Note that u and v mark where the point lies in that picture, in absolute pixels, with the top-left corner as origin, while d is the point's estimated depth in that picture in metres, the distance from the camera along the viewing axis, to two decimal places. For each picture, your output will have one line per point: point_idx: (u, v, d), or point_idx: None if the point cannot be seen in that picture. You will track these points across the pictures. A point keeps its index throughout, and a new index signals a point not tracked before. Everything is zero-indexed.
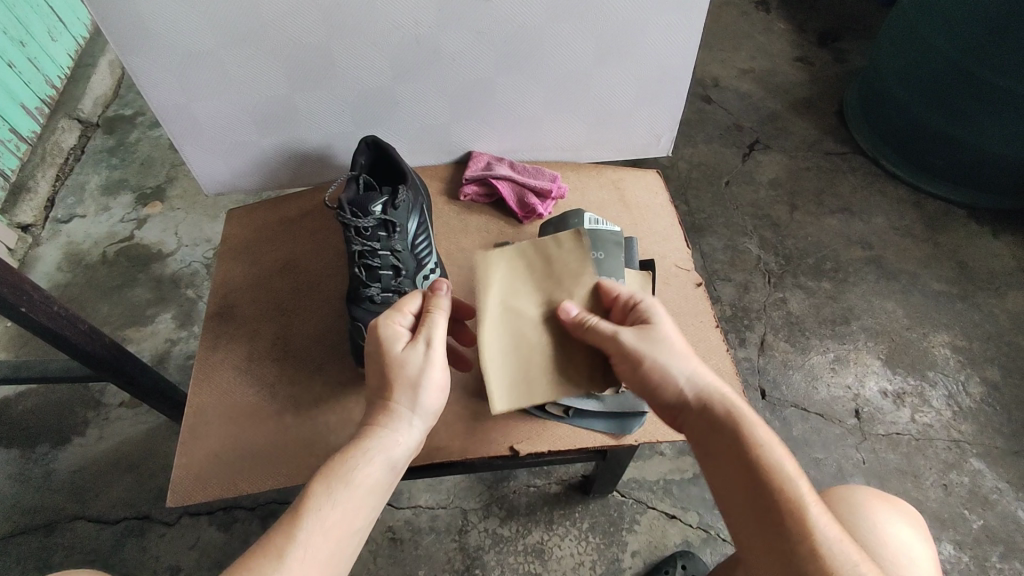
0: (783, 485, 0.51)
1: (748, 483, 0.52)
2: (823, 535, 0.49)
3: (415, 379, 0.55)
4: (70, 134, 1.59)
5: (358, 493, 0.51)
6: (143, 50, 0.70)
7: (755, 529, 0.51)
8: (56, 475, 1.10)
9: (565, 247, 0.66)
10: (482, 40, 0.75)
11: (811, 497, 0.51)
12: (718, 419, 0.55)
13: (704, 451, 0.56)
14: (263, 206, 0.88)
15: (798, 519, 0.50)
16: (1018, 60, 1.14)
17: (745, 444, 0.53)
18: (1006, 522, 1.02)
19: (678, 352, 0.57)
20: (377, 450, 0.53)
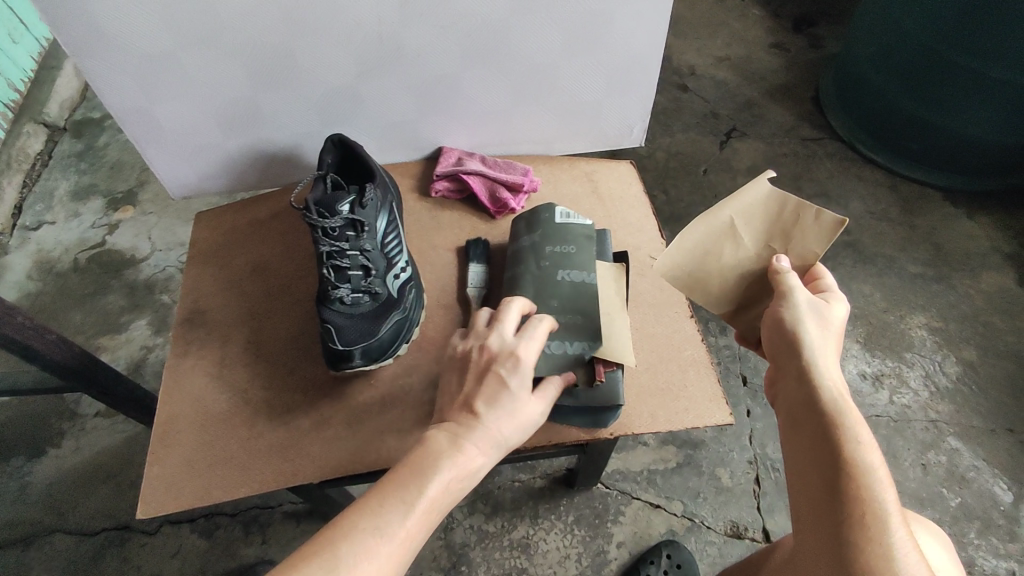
0: (872, 495, 0.47)
1: (833, 481, 0.48)
2: (903, 560, 0.45)
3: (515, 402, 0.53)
4: (36, 139, 1.56)
5: (439, 506, 0.48)
6: (98, 54, 0.68)
7: (823, 531, 0.48)
8: (32, 488, 1.08)
9: (820, 224, 0.58)
10: (447, 35, 0.74)
11: (897, 516, 0.47)
12: (821, 409, 0.51)
13: (793, 436, 0.52)
14: (232, 209, 0.86)
15: (876, 534, 0.46)
16: (986, 43, 1.15)
17: (841, 442, 0.49)
18: (983, 499, 1.04)
19: (803, 339, 0.53)
20: (464, 466, 0.49)
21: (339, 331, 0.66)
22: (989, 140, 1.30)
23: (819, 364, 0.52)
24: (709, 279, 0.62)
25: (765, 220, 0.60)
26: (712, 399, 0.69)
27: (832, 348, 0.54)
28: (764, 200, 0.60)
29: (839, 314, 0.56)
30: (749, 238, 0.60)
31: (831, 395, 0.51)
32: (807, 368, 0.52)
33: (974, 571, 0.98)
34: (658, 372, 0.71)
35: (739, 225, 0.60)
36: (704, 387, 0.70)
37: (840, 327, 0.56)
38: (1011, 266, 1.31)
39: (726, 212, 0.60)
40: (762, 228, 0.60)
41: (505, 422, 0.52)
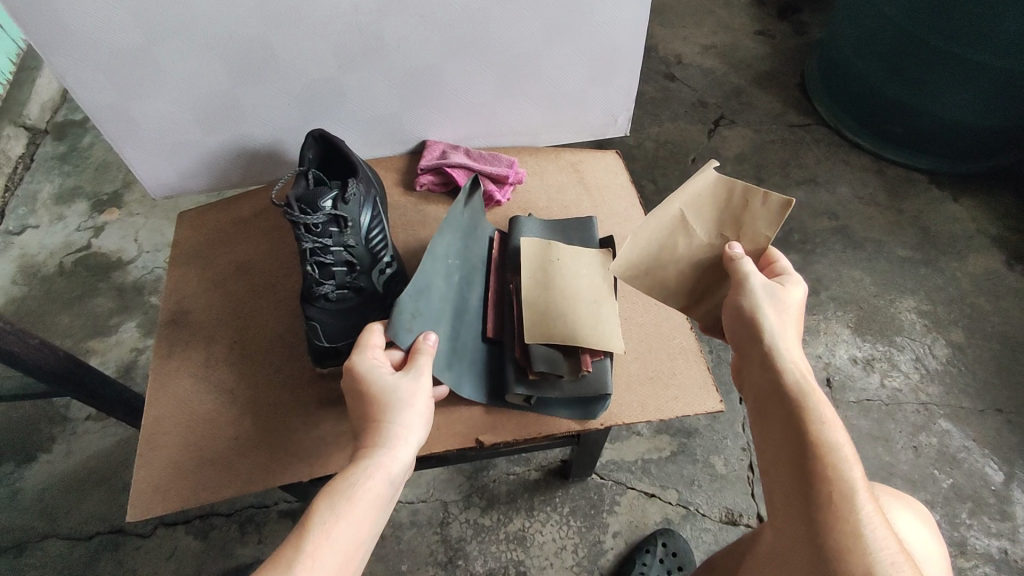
0: (838, 475, 0.47)
1: (801, 465, 0.48)
2: (871, 536, 0.46)
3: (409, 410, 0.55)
4: (17, 142, 1.54)
5: (363, 518, 0.49)
6: (70, 52, 0.67)
7: (795, 515, 0.49)
8: (23, 494, 1.07)
9: (768, 210, 0.58)
10: (426, 26, 0.73)
11: (864, 492, 0.47)
12: (786, 393, 0.51)
13: (762, 423, 0.53)
14: (215, 208, 0.86)
15: (845, 514, 0.46)
16: (968, 25, 1.15)
17: (806, 426, 0.49)
18: (974, 479, 1.05)
19: (764, 325, 0.53)
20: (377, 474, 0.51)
21: (323, 328, 0.66)
22: (974, 123, 1.30)
23: (780, 349, 0.52)
24: (665, 270, 0.62)
25: (715, 208, 0.60)
26: (701, 386, 0.69)
27: (791, 331, 0.54)
28: (710, 189, 0.60)
29: (795, 297, 0.56)
30: (702, 228, 0.60)
31: (794, 379, 0.51)
32: (770, 355, 0.52)
33: (966, 551, 0.99)
34: (646, 361, 0.71)
35: (689, 217, 0.60)
36: (693, 374, 0.70)
37: (798, 310, 0.56)
38: (998, 248, 1.32)
39: (675, 205, 0.60)
40: (713, 217, 0.60)
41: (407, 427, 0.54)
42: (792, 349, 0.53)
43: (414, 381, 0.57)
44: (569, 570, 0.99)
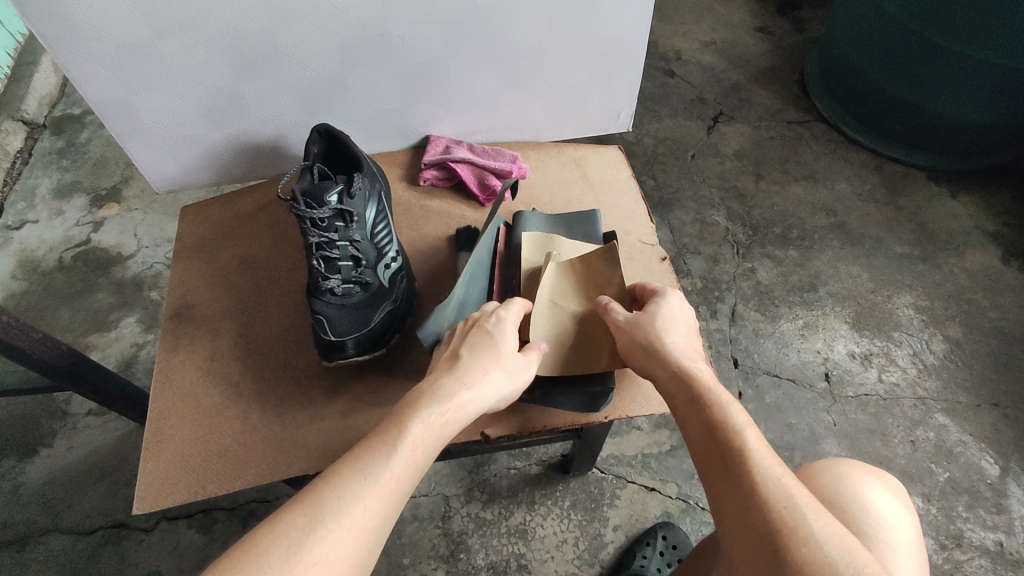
0: (743, 439, 0.51)
1: (714, 442, 0.52)
2: (786, 488, 0.48)
3: (493, 356, 0.58)
4: (16, 136, 1.54)
5: (425, 446, 0.51)
6: (75, 45, 0.67)
7: (721, 491, 0.50)
8: (25, 488, 1.07)
9: (603, 258, 0.70)
10: (431, 22, 0.73)
11: (766, 452, 0.51)
12: (686, 384, 0.57)
13: (681, 422, 0.56)
14: (218, 202, 0.86)
15: (755, 471, 0.49)
16: (969, 23, 1.15)
17: (711, 407, 0.54)
18: (970, 472, 1.06)
19: (656, 337, 0.60)
20: (447, 405, 0.53)
21: (330, 323, 0.66)
22: (972, 120, 1.31)
23: (672, 350, 0.59)
24: (573, 346, 0.68)
25: (573, 281, 0.70)
26: None
27: (680, 337, 0.61)
28: (559, 266, 0.71)
29: (676, 310, 0.64)
30: (572, 300, 0.70)
31: (693, 372, 0.57)
32: (666, 359, 0.59)
33: (962, 544, 1.00)
34: None
35: (562, 296, 0.70)
36: None
37: (687, 326, 0.63)
38: (995, 245, 1.33)
39: (545, 299, 0.69)
40: (575, 287, 0.70)
41: (494, 373, 0.57)
42: (686, 351, 0.60)
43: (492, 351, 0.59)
44: (571, 563, 1.00)
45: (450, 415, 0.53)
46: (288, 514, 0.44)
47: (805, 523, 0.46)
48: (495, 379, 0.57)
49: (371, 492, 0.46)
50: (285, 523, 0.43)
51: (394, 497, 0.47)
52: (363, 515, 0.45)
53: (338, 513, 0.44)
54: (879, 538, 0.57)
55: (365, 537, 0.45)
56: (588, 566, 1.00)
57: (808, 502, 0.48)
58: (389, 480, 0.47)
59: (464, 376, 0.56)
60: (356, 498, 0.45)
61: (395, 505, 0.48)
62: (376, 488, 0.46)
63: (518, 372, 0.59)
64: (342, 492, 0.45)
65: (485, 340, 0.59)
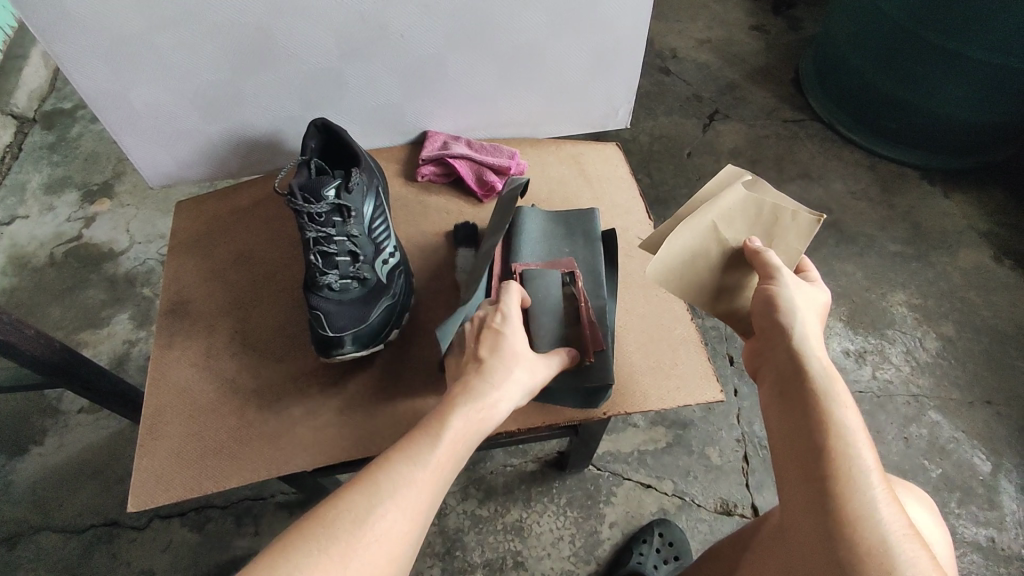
0: (849, 446, 0.48)
1: (818, 443, 0.49)
2: (884, 505, 0.46)
3: (512, 350, 0.55)
4: (5, 130, 1.51)
5: (469, 436, 0.49)
6: (69, 38, 0.66)
7: (813, 494, 0.48)
8: (15, 486, 1.06)
9: (801, 226, 0.63)
10: (430, 16, 0.73)
11: (874, 472, 0.47)
12: (803, 378, 0.52)
13: (780, 409, 0.52)
14: (212, 198, 0.85)
15: (856, 483, 0.47)
16: (963, 22, 1.16)
17: (824, 403, 0.50)
18: (962, 469, 1.07)
19: (791, 307, 0.55)
20: (480, 400, 0.50)
21: (328, 318, 0.66)
22: (966, 119, 1.32)
23: (805, 339, 0.53)
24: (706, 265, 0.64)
25: (747, 221, 0.65)
26: (703, 377, 0.70)
27: (812, 326, 0.55)
28: (743, 203, 0.66)
29: (819, 298, 0.58)
30: (734, 237, 0.64)
31: (814, 362, 0.52)
32: (793, 339, 0.54)
33: (954, 539, 1.01)
34: (649, 352, 0.72)
35: (721, 227, 0.64)
36: (693, 365, 0.71)
37: (820, 310, 0.58)
38: (987, 243, 1.34)
39: (708, 216, 0.64)
40: (745, 225, 0.65)
41: (521, 369, 0.54)
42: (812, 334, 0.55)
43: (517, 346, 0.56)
44: (567, 560, 1.00)
45: (484, 410, 0.50)
46: (340, 503, 0.44)
47: (901, 545, 0.44)
48: (521, 374, 0.54)
49: (418, 480, 0.45)
50: (338, 507, 0.43)
51: (439, 485, 0.47)
52: (411, 501, 0.45)
53: (390, 497, 0.44)
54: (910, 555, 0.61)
55: (414, 521, 0.44)
56: (585, 563, 1.00)
57: (907, 533, 0.45)
58: (434, 468, 0.47)
59: (494, 372, 0.53)
60: (405, 484, 0.45)
61: (442, 490, 0.47)
62: (423, 475, 0.46)
63: (539, 371, 0.56)
64: (393, 478, 0.45)
65: (497, 336, 0.56)
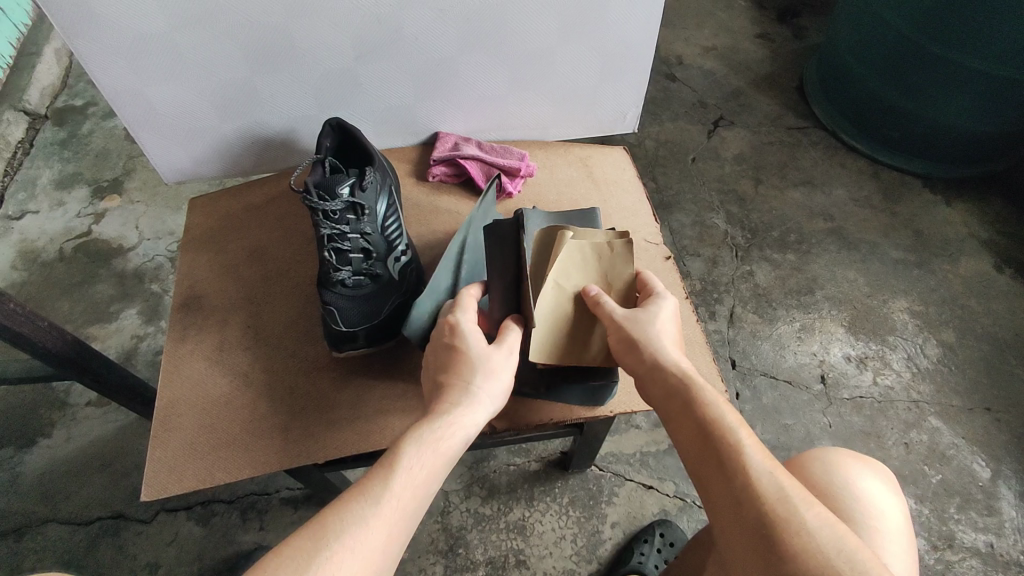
0: (731, 435, 0.50)
1: (706, 441, 0.51)
2: (774, 476, 0.48)
3: (470, 366, 0.56)
4: (17, 126, 1.53)
5: (427, 467, 0.50)
6: (91, 35, 0.67)
7: (715, 490, 0.49)
8: (23, 478, 1.07)
9: (622, 252, 0.63)
10: (444, 19, 0.74)
11: (754, 451, 0.49)
12: (675, 389, 0.55)
13: (670, 423, 0.55)
14: (226, 195, 0.87)
15: (742, 463, 0.49)
16: (967, 34, 1.17)
17: (699, 404, 0.53)
18: (962, 474, 1.08)
19: (640, 332, 0.59)
20: (438, 422, 0.52)
21: (341, 314, 0.67)
22: (969, 129, 1.33)
23: (659, 352, 0.58)
24: (565, 322, 0.64)
25: (577, 267, 0.64)
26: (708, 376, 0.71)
27: (669, 337, 0.59)
28: (572, 251, 0.63)
29: (666, 310, 0.61)
30: (574, 283, 0.64)
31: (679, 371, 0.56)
32: (650, 358, 0.57)
33: (954, 544, 1.01)
34: None
35: (563, 284, 0.63)
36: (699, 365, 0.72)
37: (672, 321, 0.61)
38: (988, 252, 1.35)
39: (551, 281, 0.62)
40: (580, 271, 0.64)
41: (477, 382, 0.55)
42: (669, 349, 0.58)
43: (483, 361, 0.56)
44: (568, 559, 1.01)
45: (443, 431, 0.51)
46: (293, 537, 0.43)
47: (796, 510, 0.45)
48: (477, 388, 0.55)
49: (373, 513, 0.46)
50: (289, 550, 0.42)
51: (398, 520, 0.47)
52: (367, 537, 0.44)
53: (341, 535, 0.44)
54: (870, 529, 0.58)
55: (372, 557, 0.44)
56: (586, 562, 1.00)
57: (799, 496, 0.47)
58: (391, 500, 0.47)
59: (450, 398, 0.54)
60: (358, 520, 0.45)
61: (405, 522, 0.47)
62: (377, 510, 0.46)
63: (500, 373, 0.56)
64: (343, 516, 0.45)
65: (454, 353, 0.57)
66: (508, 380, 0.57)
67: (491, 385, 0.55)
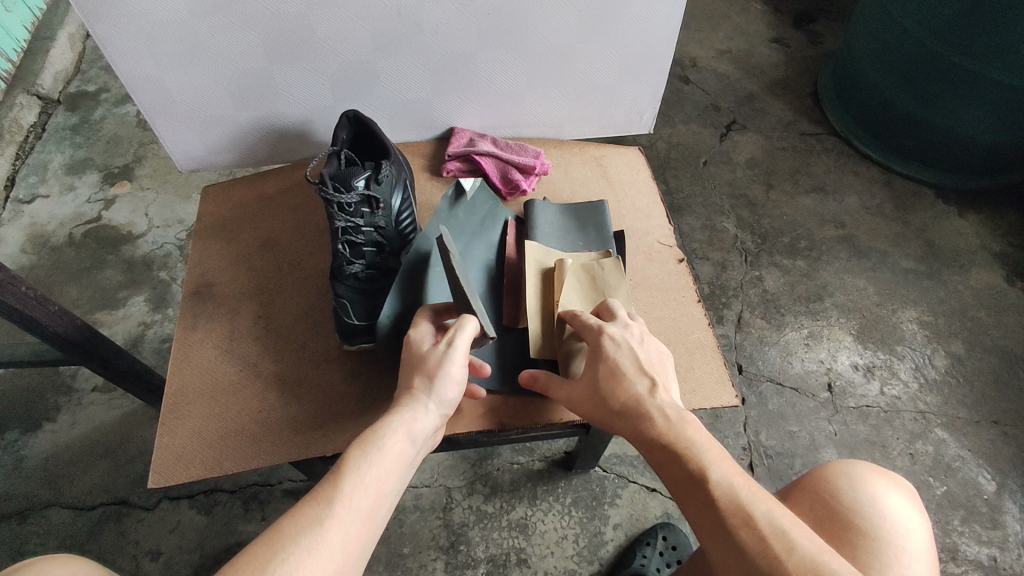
0: (713, 488, 0.50)
1: (695, 496, 0.51)
2: (764, 523, 0.48)
3: (415, 371, 0.57)
4: (30, 110, 1.53)
5: (378, 468, 0.50)
6: (112, 19, 0.67)
7: (708, 543, 0.50)
8: (27, 462, 1.07)
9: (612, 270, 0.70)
10: (464, 14, 0.74)
11: (740, 492, 0.50)
12: (653, 435, 0.55)
13: (658, 468, 0.55)
14: (241, 183, 0.87)
15: (730, 501, 0.49)
16: (986, 45, 1.16)
17: (679, 455, 0.53)
18: (967, 487, 1.07)
19: (605, 377, 0.59)
20: (382, 429, 0.53)
21: (353, 306, 0.67)
22: (983, 139, 1.32)
23: (628, 397, 0.57)
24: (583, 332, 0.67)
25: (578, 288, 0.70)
26: (718, 381, 0.70)
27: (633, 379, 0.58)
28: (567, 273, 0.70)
29: (616, 343, 0.60)
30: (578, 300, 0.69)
31: (656, 413, 0.56)
32: (620, 404, 0.57)
33: (957, 557, 1.01)
34: None
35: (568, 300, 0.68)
36: (710, 369, 0.71)
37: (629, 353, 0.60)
38: (1000, 264, 1.34)
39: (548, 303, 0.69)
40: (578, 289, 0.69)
41: (422, 385, 0.56)
42: (634, 387, 0.58)
43: (430, 361, 0.56)
44: (570, 559, 1.00)
45: (386, 436, 0.52)
46: (249, 547, 0.43)
47: (789, 556, 0.46)
48: (417, 391, 0.56)
49: (326, 516, 0.46)
50: (244, 556, 0.42)
51: (357, 520, 0.47)
52: (322, 539, 0.44)
53: (297, 539, 0.44)
54: (894, 545, 0.58)
55: (331, 558, 0.44)
56: (588, 563, 1.00)
57: (787, 533, 0.47)
58: (342, 502, 0.47)
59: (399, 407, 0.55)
60: (312, 525, 0.45)
61: (362, 523, 0.47)
62: (331, 514, 0.46)
63: (440, 371, 0.56)
64: (296, 522, 0.45)
65: (406, 364, 0.58)
66: (458, 376, 0.57)
67: (442, 386, 0.56)
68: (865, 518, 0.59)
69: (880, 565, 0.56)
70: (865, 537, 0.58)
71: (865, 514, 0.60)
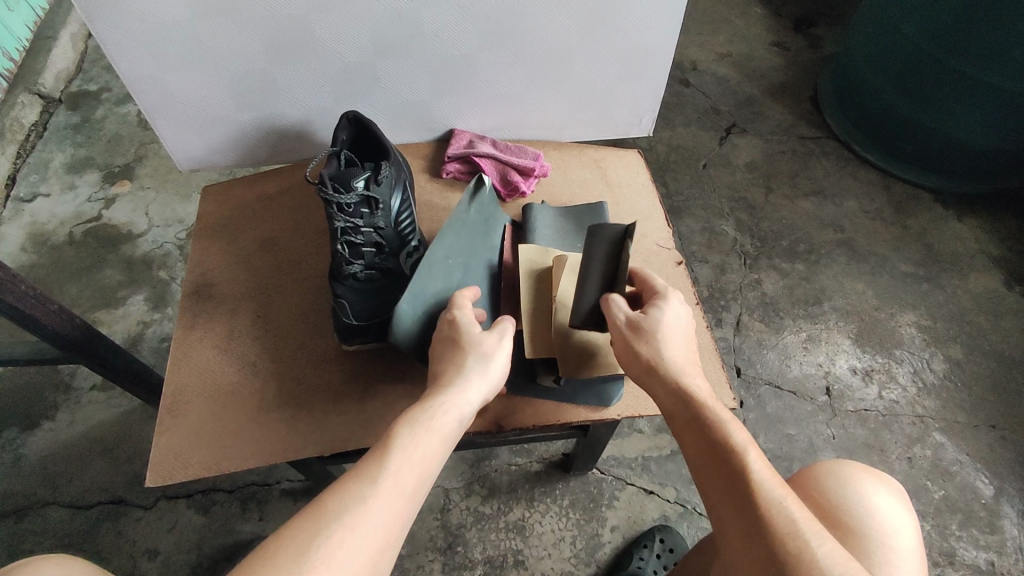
0: (748, 465, 0.51)
1: (721, 469, 0.52)
2: (794, 511, 0.49)
3: (464, 349, 0.57)
4: (31, 109, 1.54)
5: (425, 446, 0.50)
6: (115, 21, 0.67)
7: (726, 514, 0.51)
8: (25, 460, 1.07)
9: None
10: (465, 16, 0.74)
11: (768, 476, 0.51)
12: (689, 404, 0.55)
13: (683, 435, 0.55)
14: (241, 183, 0.87)
15: (763, 483, 0.50)
16: (985, 50, 1.17)
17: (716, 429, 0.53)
18: (965, 491, 1.07)
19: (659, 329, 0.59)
20: (431, 406, 0.53)
21: (352, 307, 0.67)
22: (981, 145, 1.32)
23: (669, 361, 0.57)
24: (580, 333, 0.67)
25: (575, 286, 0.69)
26: (716, 383, 0.70)
27: (678, 348, 0.59)
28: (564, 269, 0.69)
29: (678, 311, 0.61)
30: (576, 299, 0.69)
31: (696, 388, 0.56)
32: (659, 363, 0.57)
33: (955, 561, 1.01)
34: None
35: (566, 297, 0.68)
36: (708, 371, 0.71)
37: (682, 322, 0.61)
38: (998, 269, 1.34)
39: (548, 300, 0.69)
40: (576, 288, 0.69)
41: (472, 364, 0.56)
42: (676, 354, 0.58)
43: (480, 345, 0.57)
44: (567, 561, 1.00)
45: (436, 413, 0.52)
46: (294, 521, 0.43)
47: (812, 548, 0.47)
48: (467, 366, 0.56)
49: (370, 495, 0.46)
50: (289, 531, 0.43)
51: (402, 500, 0.47)
52: (367, 520, 0.44)
53: (341, 516, 0.44)
54: (882, 544, 0.58)
55: (377, 537, 0.44)
56: (585, 565, 1.00)
57: (810, 526, 0.48)
58: (387, 481, 0.47)
59: (449, 383, 0.55)
60: (358, 502, 0.45)
61: (406, 502, 0.47)
62: (375, 492, 0.46)
63: (494, 355, 0.57)
64: (341, 498, 0.45)
65: (454, 341, 0.58)
66: (504, 363, 0.58)
67: (495, 366, 0.57)
68: (854, 518, 0.59)
69: (870, 565, 0.56)
70: (855, 537, 0.58)
71: (852, 514, 0.60)
